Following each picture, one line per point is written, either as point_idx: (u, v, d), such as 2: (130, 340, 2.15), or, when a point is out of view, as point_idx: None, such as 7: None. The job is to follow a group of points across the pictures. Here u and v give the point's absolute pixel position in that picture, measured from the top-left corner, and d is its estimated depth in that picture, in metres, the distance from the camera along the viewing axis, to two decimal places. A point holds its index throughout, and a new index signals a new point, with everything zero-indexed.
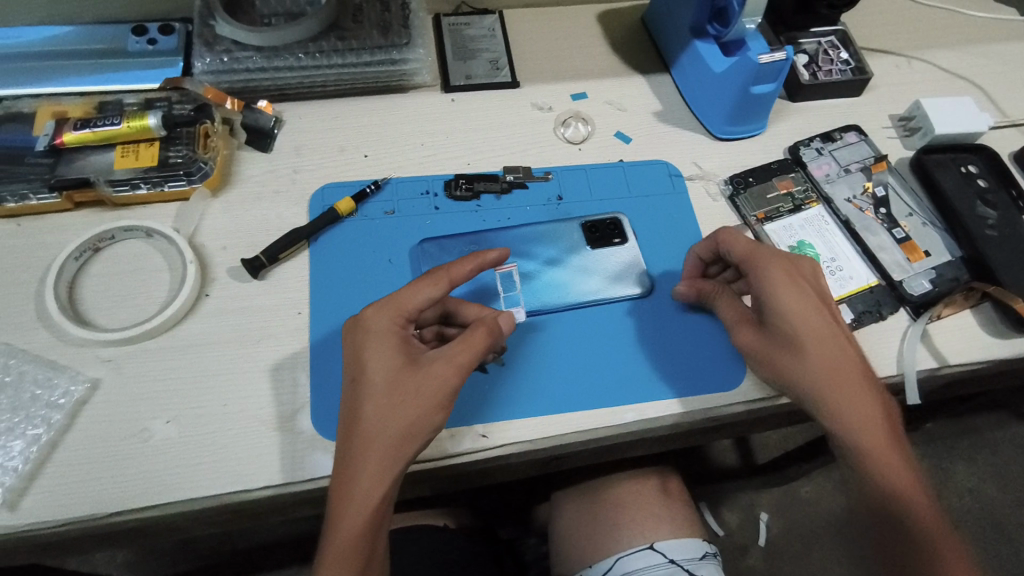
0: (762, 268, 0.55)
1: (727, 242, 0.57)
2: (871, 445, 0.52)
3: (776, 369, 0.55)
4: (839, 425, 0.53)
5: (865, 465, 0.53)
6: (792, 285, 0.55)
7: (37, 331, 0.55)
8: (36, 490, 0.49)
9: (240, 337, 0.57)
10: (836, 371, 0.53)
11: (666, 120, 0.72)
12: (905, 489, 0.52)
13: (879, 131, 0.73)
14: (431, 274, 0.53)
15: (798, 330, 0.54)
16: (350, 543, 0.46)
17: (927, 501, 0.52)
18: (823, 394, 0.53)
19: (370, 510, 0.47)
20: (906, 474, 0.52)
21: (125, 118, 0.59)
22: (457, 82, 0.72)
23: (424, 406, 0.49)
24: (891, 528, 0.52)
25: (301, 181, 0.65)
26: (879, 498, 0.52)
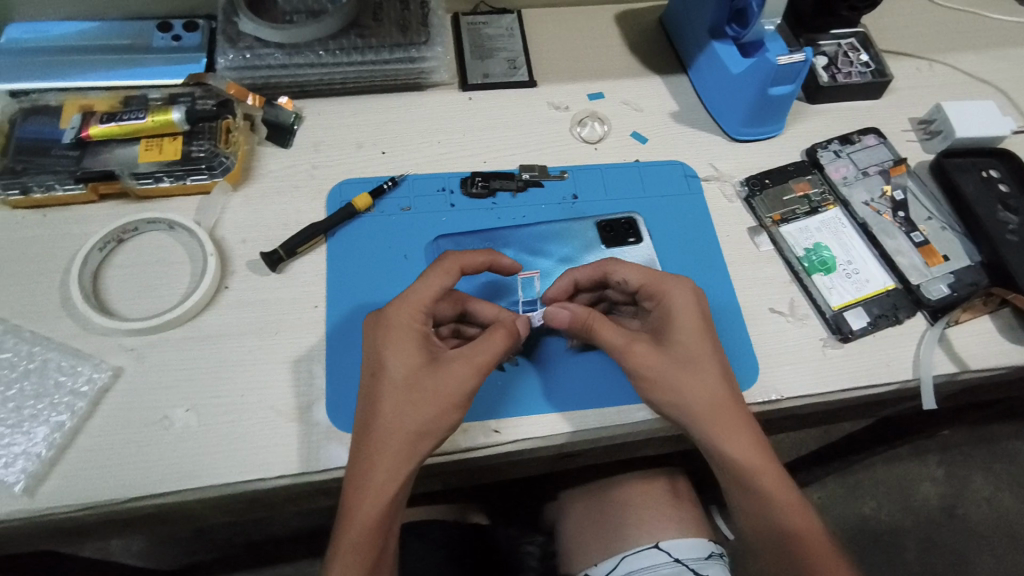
0: (670, 291, 0.55)
1: (620, 270, 0.57)
2: (757, 466, 0.52)
3: (670, 390, 0.52)
4: (724, 449, 0.52)
5: (748, 487, 0.53)
6: (693, 308, 0.55)
7: (61, 320, 0.56)
8: (58, 475, 0.50)
9: (258, 329, 0.57)
10: (729, 395, 0.53)
11: (683, 121, 0.72)
12: (791, 509, 0.53)
13: (898, 134, 0.72)
14: (441, 265, 0.54)
15: (696, 351, 0.53)
16: (363, 536, 0.48)
17: (809, 518, 0.53)
18: (712, 416, 0.52)
19: (383, 503, 0.48)
20: (790, 492, 0.53)
21: (149, 113, 0.60)
22: (474, 80, 0.72)
23: (442, 406, 0.50)
24: (784, 548, 0.53)
25: (319, 176, 0.65)
26: (774, 519, 0.53)
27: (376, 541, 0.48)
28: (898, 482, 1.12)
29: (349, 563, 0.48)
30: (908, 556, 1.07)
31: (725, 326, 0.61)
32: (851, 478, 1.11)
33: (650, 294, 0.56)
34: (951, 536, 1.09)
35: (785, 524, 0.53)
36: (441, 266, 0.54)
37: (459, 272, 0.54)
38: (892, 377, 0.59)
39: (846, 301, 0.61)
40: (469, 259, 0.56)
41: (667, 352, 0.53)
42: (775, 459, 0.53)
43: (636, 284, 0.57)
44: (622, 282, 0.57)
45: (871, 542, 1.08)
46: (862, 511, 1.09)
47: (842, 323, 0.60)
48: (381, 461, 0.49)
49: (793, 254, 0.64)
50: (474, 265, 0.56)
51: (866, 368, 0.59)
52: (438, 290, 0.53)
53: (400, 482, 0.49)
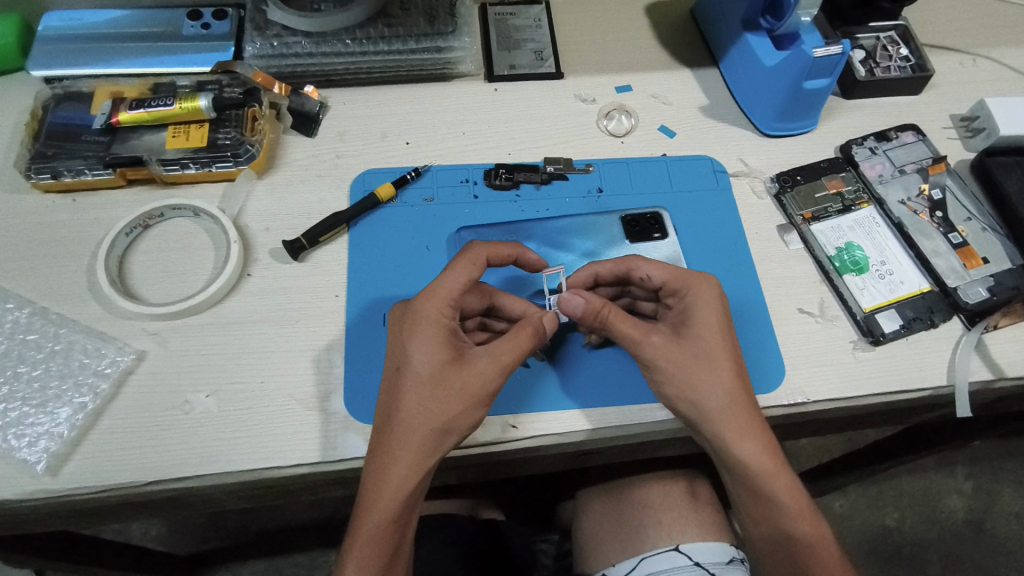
0: (695, 289, 0.54)
1: (645, 267, 0.56)
2: (771, 471, 0.51)
3: (688, 388, 0.51)
4: (738, 452, 0.51)
5: (757, 490, 0.52)
6: (714, 306, 0.53)
7: (87, 302, 0.57)
8: (80, 456, 0.51)
9: (279, 317, 0.58)
10: (746, 397, 0.52)
11: (713, 115, 0.71)
12: (800, 515, 0.52)
13: (938, 131, 0.70)
14: (468, 259, 0.53)
15: (715, 351, 0.52)
16: (381, 528, 0.48)
17: (819, 524, 0.53)
18: (728, 418, 0.51)
19: (402, 498, 0.48)
20: (800, 498, 0.52)
21: (178, 99, 0.60)
22: (500, 72, 0.72)
23: (465, 403, 0.49)
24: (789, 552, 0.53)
25: (343, 166, 0.65)
26: (781, 523, 0.53)
27: (394, 534, 0.48)
28: (924, 493, 1.09)
29: (365, 555, 0.48)
30: (932, 569, 1.04)
31: (752, 325, 0.59)
32: (874, 488, 1.08)
33: (675, 290, 0.55)
34: (979, 551, 1.05)
35: (791, 529, 0.52)
36: (467, 258, 0.53)
37: (485, 264, 0.54)
38: (924, 382, 0.57)
39: (879, 303, 0.59)
40: (496, 253, 0.55)
41: (684, 348, 0.52)
42: (788, 464, 0.52)
43: (660, 281, 0.56)
44: (645, 279, 0.56)
45: (893, 553, 1.05)
46: (885, 521, 1.07)
47: (874, 326, 0.58)
48: (402, 455, 0.48)
49: (824, 253, 0.62)
50: (502, 259, 0.56)
51: (898, 373, 0.57)
52: (466, 286, 0.52)
53: (420, 478, 0.49)
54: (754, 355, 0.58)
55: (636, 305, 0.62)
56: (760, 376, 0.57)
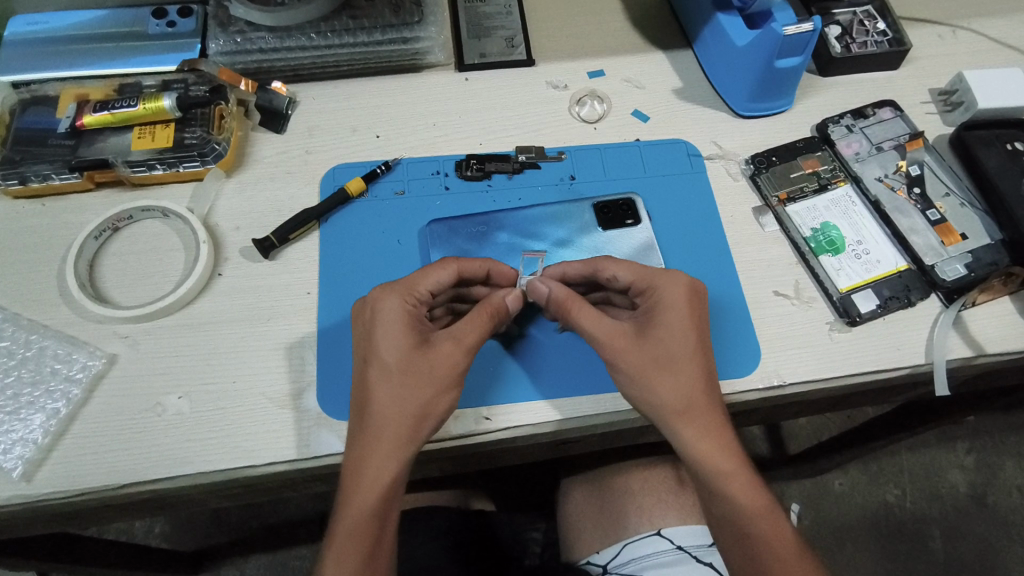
0: (659, 286, 0.53)
1: (611, 267, 0.55)
2: (726, 469, 0.50)
3: (642, 388, 0.50)
4: (690, 447, 0.50)
5: (713, 491, 0.50)
6: (667, 301, 0.52)
7: (58, 308, 0.57)
8: (53, 461, 0.51)
9: (251, 316, 0.57)
10: (706, 394, 0.51)
11: (687, 98, 0.70)
12: (757, 515, 0.49)
13: (916, 106, 0.69)
14: (440, 261, 0.54)
15: (674, 349, 0.51)
16: (362, 522, 0.47)
17: (779, 526, 0.49)
18: (681, 413, 0.50)
19: (380, 490, 0.47)
20: (759, 498, 0.49)
21: (141, 100, 0.60)
22: (471, 61, 0.71)
23: (437, 387, 0.49)
24: (750, 559, 0.49)
25: (313, 161, 0.65)
26: (738, 525, 0.49)
27: (376, 528, 0.47)
28: (925, 469, 1.08)
29: (345, 554, 0.46)
30: (934, 544, 1.04)
31: (726, 310, 0.59)
32: (874, 465, 1.08)
33: (641, 290, 0.54)
34: (981, 525, 1.05)
35: (750, 531, 0.49)
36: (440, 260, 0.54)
37: (458, 271, 0.54)
38: (902, 361, 0.56)
39: (855, 283, 0.59)
40: (467, 265, 0.55)
41: (643, 350, 0.51)
42: (745, 463, 0.50)
43: (626, 281, 0.55)
44: (612, 279, 0.56)
45: (895, 530, 1.04)
46: (886, 498, 1.06)
47: (850, 306, 0.58)
48: (377, 447, 0.48)
49: (799, 235, 0.61)
50: (474, 270, 0.55)
51: (875, 353, 0.56)
52: (432, 283, 0.53)
53: (398, 468, 0.48)
54: (729, 340, 0.57)
55: (611, 299, 0.61)
56: (734, 360, 0.56)
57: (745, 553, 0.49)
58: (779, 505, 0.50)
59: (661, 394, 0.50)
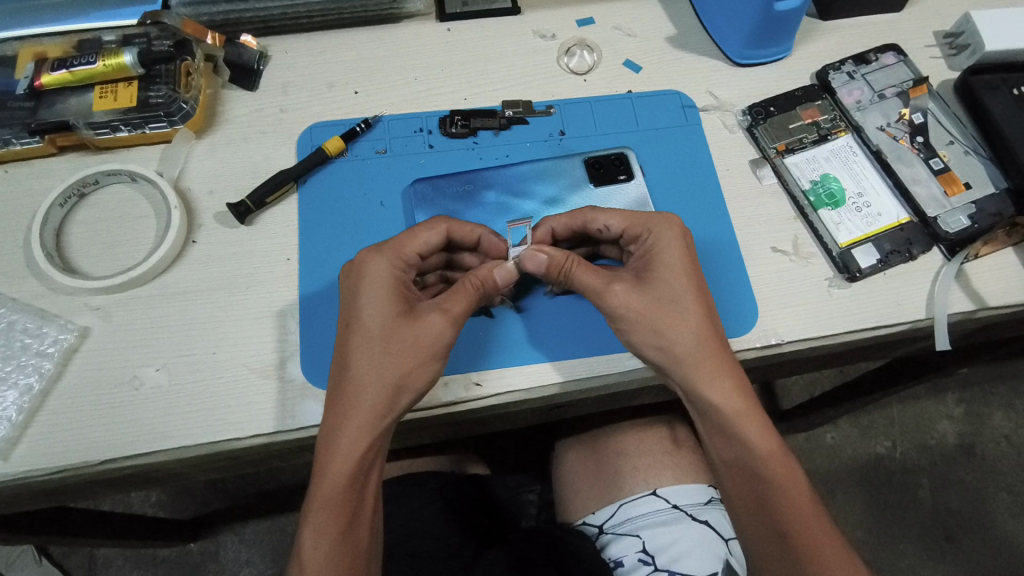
0: (655, 231, 0.51)
1: (601, 217, 0.53)
2: (742, 412, 0.49)
3: (652, 333, 0.49)
4: (701, 393, 0.49)
5: (728, 434, 0.49)
6: (673, 245, 0.51)
7: (26, 280, 0.54)
8: (28, 439, 0.49)
9: (228, 285, 0.55)
10: (717, 338, 0.50)
11: (681, 46, 0.66)
12: (770, 458, 0.49)
13: (921, 50, 0.65)
14: (429, 220, 0.52)
15: (682, 293, 0.50)
16: (337, 491, 0.45)
17: (792, 467, 0.49)
18: (693, 359, 0.48)
19: (357, 459, 0.46)
20: (773, 440, 0.49)
21: (100, 56, 0.56)
22: (453, 10, 0.67)
23: (417, 358, 0.47)
24: (763, 500, 0.48)
25: (288, 120, 0.62)
26: (752, 467, 0.49)
27: (352, 498, 0.46)
28: (914, 421, 1.09)
29: (320, 522, 0.45)
30: (923, 493, 1.05)
31: (723, 269, 0.57)
32: (865, 418, 1.08)
33: (635, 236, 0.53)
34: (970, 474, 1.06)
35: (763, 474, 0.48)
36: (429, 221, 0.52)
37: (447, 233, 0.52)
38: (902, 317, 0.55)
39: (855, 238, 0.57)
40: (458, 228, 0.53)
41: (652, 294, 0.50)
42: (759, 405, 0.49)
43: (619, 229, 0.53)
44: (603, 229, 0.54)
45: (885, 481, 1.05)
46: (876, 450, 1.07)
47: (850, 261, 0.56)
48: (355, 414, 0.46)
49: (798, 187, 0.59)
50: (465, 235, 0.54)
51: (875, 308, 0.55)
52: (420, 245, 0.51)
53: (376, 437, 0.46)
54: (724, 299, 0.56)
55: (600, 252, 0.59)
56: (729, 320, 0.55)
57: (756, 495, 0.49)
58: (788, 447, 0.50)
59: (671, 338, 0.49)
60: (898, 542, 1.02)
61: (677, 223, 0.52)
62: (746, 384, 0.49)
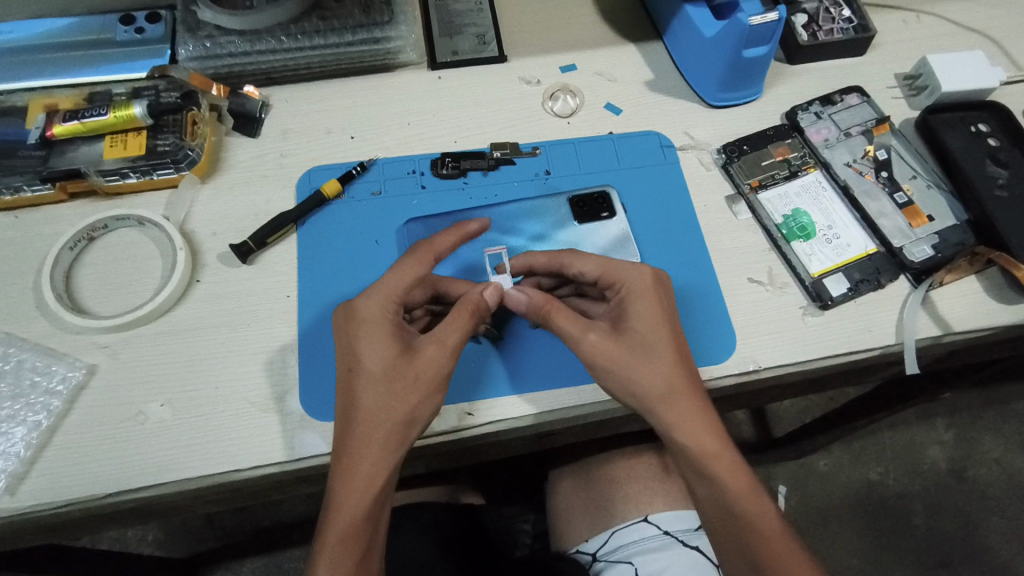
0: (628, 280, 0.54)
1: (576, 263, 0.56)
2: (713, 451, 0.51)
3: (625, 380, 0.51)
4: (674, 436, 0.51)
5: (701, 473, 0.51)
6: (641, 290, 0.54)
7: (35, 320, 0.57)
8: (36, 475, 0.51)
9: (230, 322, 0.57)
10: (688, 379, 0.52)
11: (658, 90, 0.70)
12: (744, 497, 0.50)
13: (883, 91, 0.70)
14: (414, 252, 0.53)
15: (655, 338, 0.52)
16: (354, 524, 0.47)
17: (765, 504, 0.51)
18: (665, 403, 0.51)
19: (371, 494, 0.48)
20: (745, 478, 0.51)
21: (111, 108, 0.59)
22: (443, 58, 0.71)
23: (422, 392, 0.49)
24: (737, 536, 0.50)
25: (288, 165, 0.65)
26: (727, 507, 0.51)
27: (366, 533, 0.48)
28: (905, 447, 1.10)
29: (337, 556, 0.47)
30: (917, 519, 1.06)
31: (702, 299, 0.60)
32: (856, 445, 1.10)
33: (611, 283, 0.55)
34: (961, 499, 1.07)
35: (738, 514, 0.50)
36: (415, 254, 0.53)
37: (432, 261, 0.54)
38: (873, 342, 0.57)
39: (826, 267, 0.60)
40: (442, 252, 0.54)
41: (624, 341, 0.52)
42: (731, 445, 0.51)
43: (594, 276, 0.56)
44: (579, 275, 0.56)
45: (879, 507, 1.07)
46: (869, 476, 1.08)
47: (822, 290, 0.59)
48: (367, 452, 0.48)
49: (771, 222, 0.62)
50: (447, 253, 0.55)
51: (847, 335, 0.58)
52: (409, 280, 0.52)
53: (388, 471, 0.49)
54: (704, 328, 0.58)
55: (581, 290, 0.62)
56: (709, 349, 0.57)
57: (731, 532, 0.51)
58: (761, 485, 0.52)
59: (642, 384, 0.51)
60: (893, 568, 1.03)
61: (648, 271, 0.55)
62: (718, 425, 0.52)
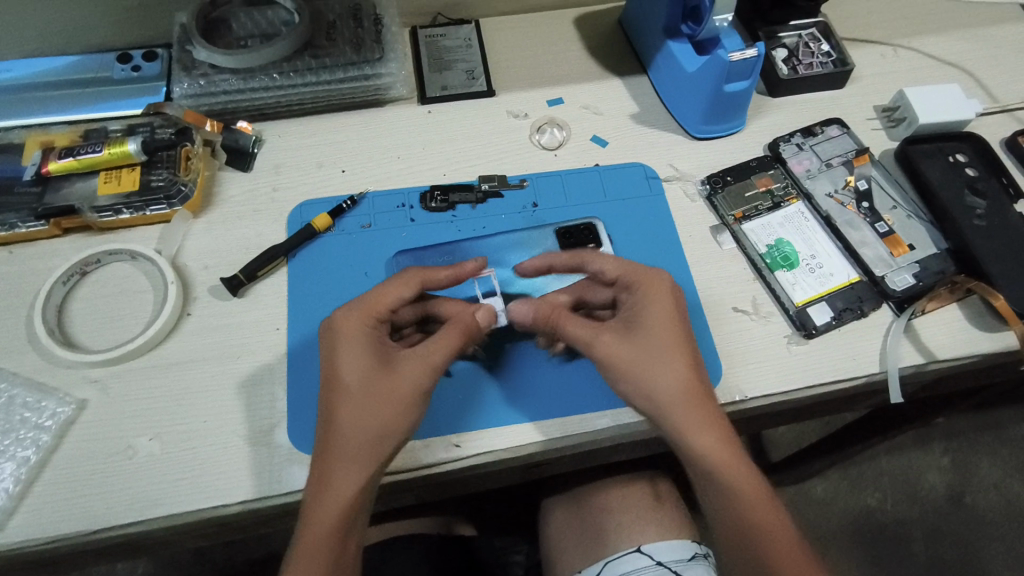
0: (644, 283, 0.55)
1: (597, 262, 0.58)
2: (728, 457, 0.50)
3: (640, 381, 0.52)
4: (690, 442, 0.50)
5: (714, 480, 0.51)
6: (657, 292, 0.55)
7: (27, 354, 0.57)
8: (23, 511, 0.51)
9: (220, 355, 0.58)
10: (702, 382, 0.52)
11: (644, 122, 0.72)
12: (757, 504, 0.50)
13: (862, 123, 0.71)
14: (404, 275, 0.55)
15: (669, 341, 0.53)
16: (327, 536, 0.47)
17: (776, 512, 0.51)
18: (680, 404, 0.51)
19: (344, 508, 0.47)
20: (758, 485, 0.51)
21: (106, 145, 0.61)
22: (433, 93, 0.73)
23: (401, 406, 0.50)
24: (751, 543, 0.50)
25: (280, 199, 0.66)
26: (741, 515, 0.50)
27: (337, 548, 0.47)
28: (903, 472, 1.10)
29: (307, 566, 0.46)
30: (916, 544, 1.05)
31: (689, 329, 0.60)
32: (854, 470, 1.10)
33: (627, 285, 0.56)
34: (960, 524, 1.07)
35: (752, 521, 0.50)
36: (404, 276, 0.55)
37: (421, 285, 0.55)
38: (858, 370, 0.58)
39: (810, 297, 0.61)
40: (431, 277, 0.56)
41: (636, 342, 0.53)
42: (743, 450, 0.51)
43: (613, 275, 0.57)
44: (600, 273, 0.58)
45: (877, 534, 1.06)
46: (867, 502, 1.08)
47: (806, 319, 0.60)
48: (342, 464, 0.48)
49: (756, 252, 0.63)
50: (438, 281, 0.56)
51: (832, 364, 0.58)
52: (395, 300, 0.54)
53: (364, 483, 0.48)
54: None
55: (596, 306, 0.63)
56: None
57: (745, 540, 0.50)
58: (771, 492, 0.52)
59: (658, 386, 0.51)
60: None
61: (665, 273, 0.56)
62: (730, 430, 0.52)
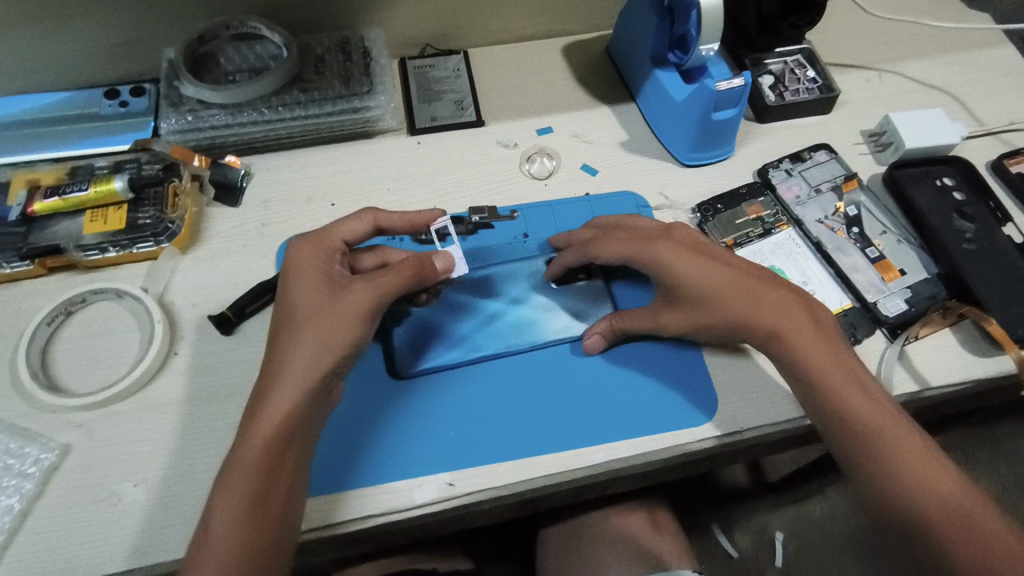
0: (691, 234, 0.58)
1: (603, 251, 0.59)
2: (852, 377, 0.51)
3: (727, 316, 0.55)
4: (803, 359, 0.52)
5: (840, 394, 0.50)
6: (681, 251, 0.55)
7: (10, 398, 0.56)
8: (5, 562, 0.50)
9: (208, 395, 0.57)
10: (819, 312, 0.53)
11: (633, 150, 0.72)
12: (882, 420, 0.49)
13: (849, 148, 0.72)
14: (359, 213, 0.57)
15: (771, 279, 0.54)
16: (262, 447, 0.45)
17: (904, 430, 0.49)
18: (792, 326, 0.52)
19: (280, 420, 0.46)
20: (886, 406, 0.50)
21: (91, 184, 0.60)
22: (422, 124, 0.73)
23: (345, 320, 0.49)
24: (873, 453, 0.48)
25: (269, 234, 0.65)
26: (862, 427, 0.49)
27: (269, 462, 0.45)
28: None
29: (237, 485, 0.44)
30: None
31: (682, 360, 0.60)
32: None
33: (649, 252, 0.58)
34: None
35: (876, 433, 0.49)
36: (359, 214, 0.57)
37: (374, 221, 0.57)
38: None
39: None
40: (385, 217, 0.58)
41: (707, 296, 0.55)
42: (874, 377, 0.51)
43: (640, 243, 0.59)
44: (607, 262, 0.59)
45: None
46: None
47: None
48: (282, 375, 0.47)
49: None
50: (391, 221, 0.58)
51: None
52: (347, 232, 0.56)
53: (301, 394, 0.47)
54: (685, 389, 0.58)
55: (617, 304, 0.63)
56: (690, 409, 0.57)
57: (865, 452, 0.48)
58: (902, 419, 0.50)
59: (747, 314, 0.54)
60: None
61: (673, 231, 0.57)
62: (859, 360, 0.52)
